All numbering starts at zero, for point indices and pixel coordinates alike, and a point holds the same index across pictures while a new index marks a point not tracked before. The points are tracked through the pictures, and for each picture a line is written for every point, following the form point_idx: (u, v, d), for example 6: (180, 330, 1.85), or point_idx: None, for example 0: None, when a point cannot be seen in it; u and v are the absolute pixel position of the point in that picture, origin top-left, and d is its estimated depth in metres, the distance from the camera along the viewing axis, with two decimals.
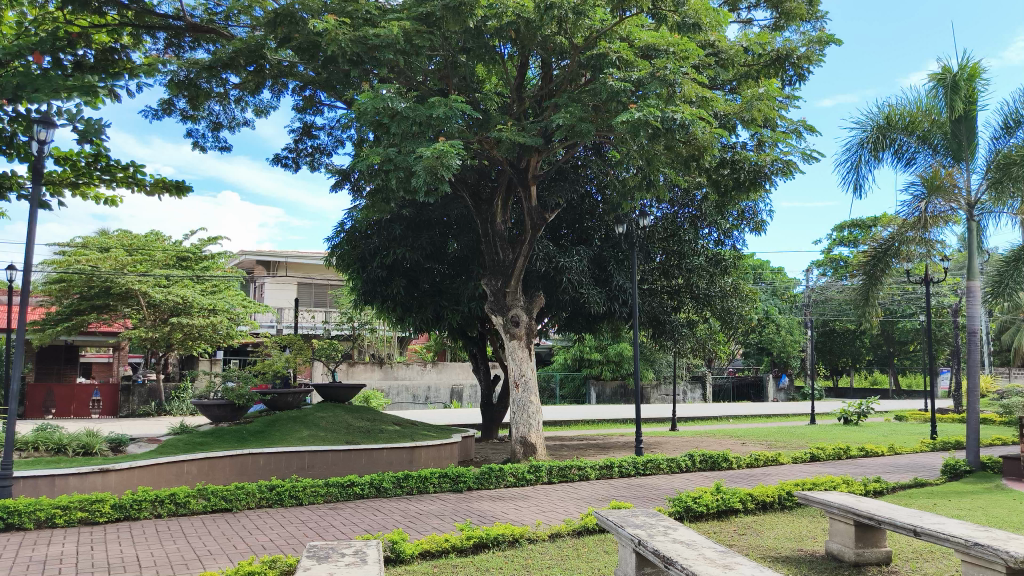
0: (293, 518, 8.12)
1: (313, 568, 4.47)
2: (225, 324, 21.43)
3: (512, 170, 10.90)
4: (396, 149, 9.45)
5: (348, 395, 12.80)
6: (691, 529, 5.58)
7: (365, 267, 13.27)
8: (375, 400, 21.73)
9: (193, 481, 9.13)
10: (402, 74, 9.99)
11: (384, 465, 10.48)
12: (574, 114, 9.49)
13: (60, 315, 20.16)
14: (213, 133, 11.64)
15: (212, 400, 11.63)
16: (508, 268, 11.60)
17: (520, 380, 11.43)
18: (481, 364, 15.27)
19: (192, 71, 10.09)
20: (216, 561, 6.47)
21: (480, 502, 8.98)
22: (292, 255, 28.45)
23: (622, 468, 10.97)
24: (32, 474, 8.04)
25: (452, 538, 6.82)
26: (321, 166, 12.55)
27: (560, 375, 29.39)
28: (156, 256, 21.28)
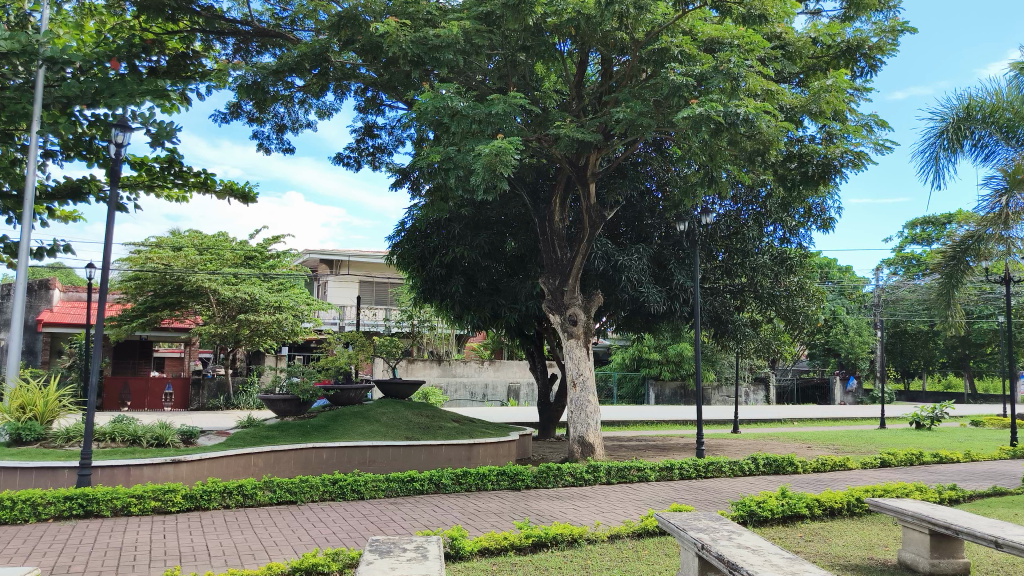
0: (355, 512, 8.27)
1: (376, 562, 4.52)
2: (290, 321, 21.98)
3: (571, 168, 10.85)
4: (456, 148, 9.52)
5: (408, 391, 12.95)
6: (756, 535, 5.46)
7: (425, 265, 13.41)
8: (434, 398, 21.97)
9: (260, 474, 9.38)
10: (462, 73, 10.05)
11: (443, 462, 10.55)
12: (635, 109, 9.40)
13: (136, 311, 21.05)
14: (278, 135, 11.92)
15: (278, 395, 11.94)
16: (566, 266, 11.54)
17: (577, 379, 11.37)
18: (539, 363, 15.23)
19: (259, 75, 10.36)
20: (281, 552, 6.65)
21: (539, 501, 8.97)
22: (355, 254, 29.02)
23: (683, 470, 10.80)
24: (108, 463, 8.38)
25: (511, 536, 6.83)
26: (382, 165, 12.73)
27: (619, 374, 29.18)
28: (225, 255, 21.91)
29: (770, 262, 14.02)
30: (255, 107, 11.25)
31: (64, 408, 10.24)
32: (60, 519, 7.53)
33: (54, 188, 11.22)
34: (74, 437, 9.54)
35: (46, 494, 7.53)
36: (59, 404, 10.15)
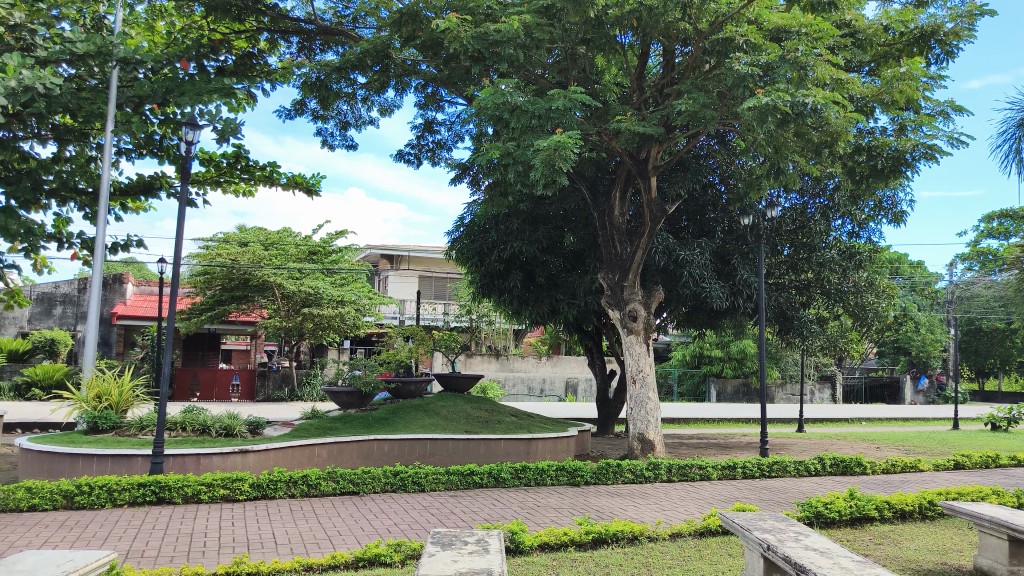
0: (415, 504, 8.36)
1: (438, 554, 4.55)
2: (352, 315, 22.36)
3: (632, 161, 10.73)
4: (516, 142, 9.52)
5: (467, 385, 13.04)
6: (825, 536, 5.30)
7: (483, 260, 13.46)
8: (492, 392, 22.10)
9: (324, 464, 9.57)
10: (522, 68, 10.02)
11: (502, 456, 10.56)
12: (697, 101, 9.24)
13: (204, 305, 21.74)
14: (341, 132, 12.11)
15: (341, 388, 12.12)
16: (626, 261, 11.41)
17: (637, 375, 11.24)
18: (597, 359, 15.13)
19: (323, 73, 10.61)
20: (345, 542, 6.76)
21: (599, 497, 8.90)
22: (414, 249, 29.36)
23: (746, 469, 10.59)
24: (179, 452, 8.66)
25: (571, 532, 6.80)
26: (442, 160, 12.81)
27: (680, 371, 28.85)
28: (290, 250, 22.36)
29: (838, 257, 13.63)
30: (319, 105, 11.46)
31: (138, 398, 10.60)
32: (134, 505, 7.81)
33: (128, 185, 11.63)
34: (146, 426, 9.86)
35: (121, 481, 7.82)
36: (133, 394, 10.51)
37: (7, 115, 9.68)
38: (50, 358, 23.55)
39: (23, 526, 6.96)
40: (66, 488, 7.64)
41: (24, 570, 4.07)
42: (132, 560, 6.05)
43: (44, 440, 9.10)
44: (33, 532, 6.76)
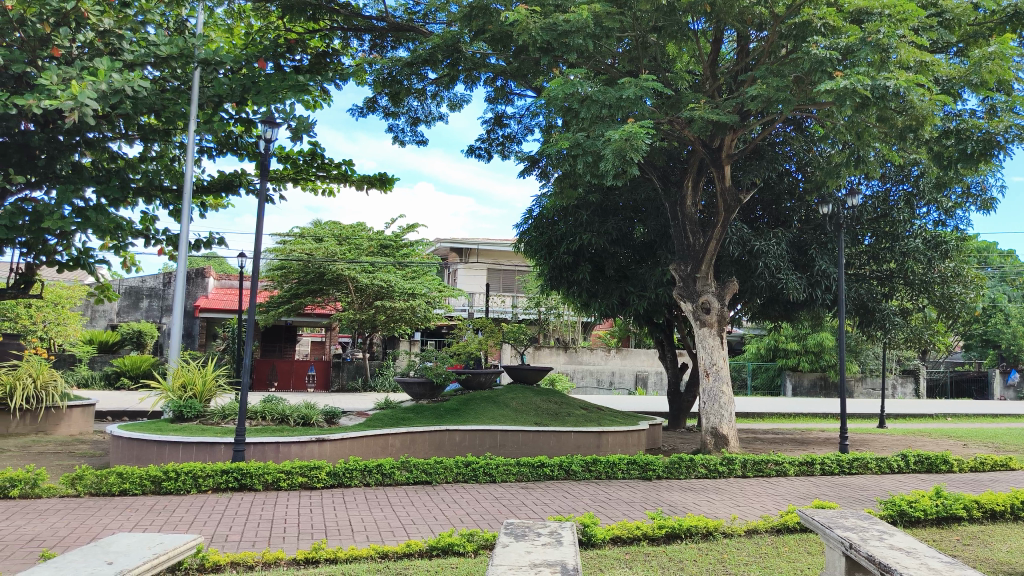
0: (487, 494, 8.43)
1: (512, 545, 4.55)
2: (423, 307, 22.64)
3: (705, 150, 10.52)
4: (585, 133, 9.44)
5: (536, 376, 13.05)
6: (911, 535, 5.10)
7: (552, 253, 13.45)
8: (560, 384, 22.11)
9: (397, 454, 9.77)
10: (591, 58, 9.91)
11: (572, 449, 10.50)
12: (772, 87, 8.98)
13: (282, 297, 22.45)
14: (412, 128, 12.25)
15: (412, 378, 12.31)
16: (699, 252, 11.21)
17: (711, 368, 11.02)
18: (668, 351, 14.93)
19: (394, 69, 10.90)
20: (419, 530, 6.87)
21: (671, 492, 8.79)
22: (484, 242, 29.57)
23: (825, 466, 10.29)
24: (259, 440, 8.94)
25: (644, 526, 6.74)
26: (511, 154, 12.83)
27: (754, 365, 28.21)
28: (363, 245, 22.49)
29: (923, 246, 13.09)
30: (390, 101, 11.62)
31: (220, 387, 11.01)
32: (218, 491, 8.12)
33: (210, 182, 12.06)
34: (228, 415, 10.21)
35: (206, 467, 8.13)
36: (216, 384, 10.91)
37: (97, 117, 10.15)
38: (138, 349, 24.72)
39: (115, 509, 7.32)
40: (154, 473, 7.98)
41: (118, 551, 4.27)
42: (216, 544, 6.28)
43: (133, 427, 9.52)
44: (125, 515, 7.09)
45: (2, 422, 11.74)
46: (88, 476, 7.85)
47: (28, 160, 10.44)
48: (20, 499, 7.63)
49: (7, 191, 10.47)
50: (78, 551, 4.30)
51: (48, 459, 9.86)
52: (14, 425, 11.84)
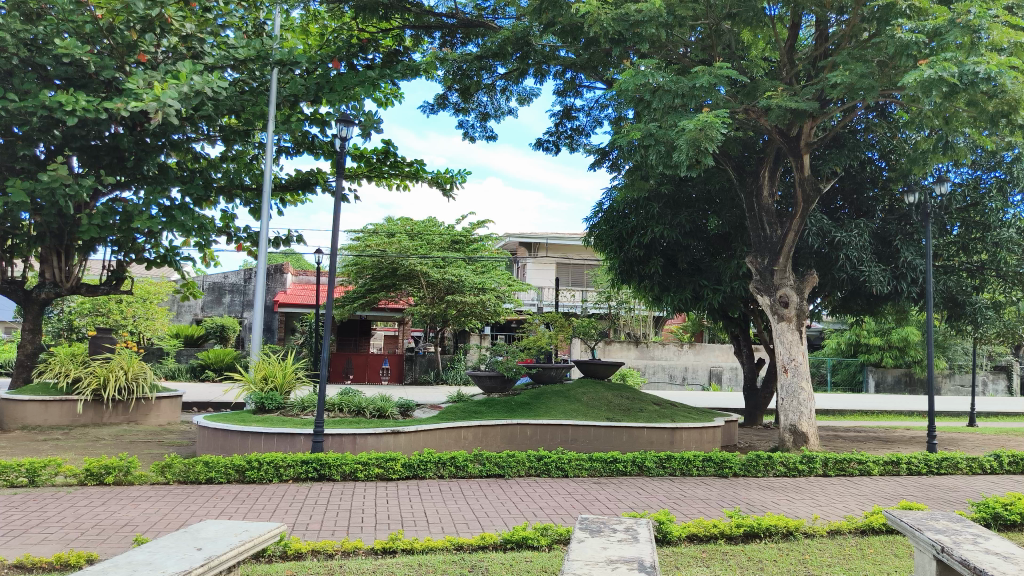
0: (560, 489, 8.41)
1: (587, 541, 4.52)
2: (493, 302, 22.74)
3: (782, 139, 10.22)
4: (657, 124, 9.28)
5: (607, 371, 12.93)
6: (1009, 541, 4.83)
7: (623, 247, 13.33)
8: (632, 379, 21.94)
9: (470, 447, 9.87)
10: (662, 47, 9.77)
11: (645, 445, 10.35)
12: (854, 72, 8.64)
13: (357, 293, 22.91)
14: (481, 123, 12.30)
15: (484, 371, 12.42)
16: (776, 244, 10.91)
17: (789, 364, 10.72)
18: (744, 346, 14.63)
19: (465, 64, 10.98)
20: (492, 523, 6.90)
21: (748, 490, 8.59)
22: (552, 236, 29.62)
23: (912, 466, 9.88)
24: (337, 432, 9.16)
25: (721, 524, 6.59)
26: (580, 146, 12.75)
27: (834, 360, 27.36)
28: (434, 240, 22.81)
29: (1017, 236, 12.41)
30: (461, 96, 11.69)
31: (299, 379, 11.31)
32: (298, 480, 8.36)
33: (287, 181, 12.59)
34: (307, 407, 10.47)
35: (286, 457, 8.38)
36: (295, 376, 11.23)
37: (181, 120, 10.56)
38: (221, 342, 25.66)
39: (202, 496, 7.60)
40: (238, 462, 8.25)
41: (206, 538, 4.43)
42: (297, 532, 6.46)
43: (218, 418, 9.86)
44: (211, 503, 7.36)
45: (96, 411, 12.32)
46: (176, 465, 8.16)
47: (117, 162, 10.97)
48: (114, 485, 8.00)
49: (99, 191, 11.02)
50: (169, 536, 4.47)
51: (140, 448, 10.32)
52: (107, 414, 12.42)
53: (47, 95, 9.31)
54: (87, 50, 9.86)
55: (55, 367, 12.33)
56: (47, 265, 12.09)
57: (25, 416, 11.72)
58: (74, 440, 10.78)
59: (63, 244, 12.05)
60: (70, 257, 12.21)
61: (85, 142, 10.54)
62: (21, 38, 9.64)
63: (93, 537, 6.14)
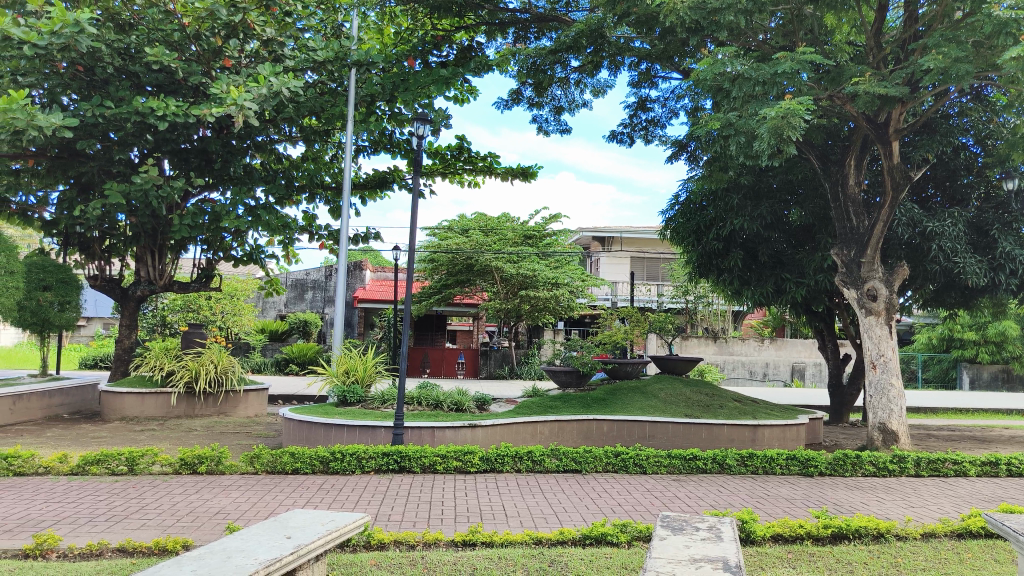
0: (638, 486, 8.33)
1: (670, 539, 4.45)
2: (567, 297, 22.69)
3: (869, 126, 9.83)
4: (737, 113, 9.05)
5: (685, 367, 12.72)
6: None
7: (700, 239, 13.06)
8: (711, 375, 21.55)
9: (546, 441, 9.91)
10: (741, 35, 9.56)
11: (726, 442, 10.13)
12: (948, 55, 8.22)
13: (433, 289, 23.26)
14: (556, 117, 12.27)
15: (559, 367, 12.39)
16: (863, 235, 10.52)
17: (878, 359, 10.31)
18: (829, 341, 14.16)
19: (539, 58, 10.97)
20: (571, 519, 6.88)
21: (835, 490, 8.32)
22: (627, 230, 29.32)
23: (1012, 467, 9.40)
24: (416, 425, 9.32)
25: (807, 525, 6.40)
26: (656, 138, 12.57)
27: (925, 356, 26.29)
28: (507, 235, 22.82)
29: None
30: (535, 91, 11.67)
31: (380, 373, 11.54)
32: (380, 472, 8.54)
33: (365, 179, 12.89)
34: (387, 400, 10.67)
35: (368, 450, 8.57)
36: (375, 370, 11.46)
37: (265, 121, 10.90)
38: (304, 337, 26.37)
39: (289, 486, 7.85)
40: (322, 454, 8.50)
41: (295, 526, 4.56)
42: (380, 522, 6.61)
43: (302, 411, 10.14)
44: (297, 493, 7.59)
45: (188, 404, 12.88)
46: (264, 456, 8.45)
47: (206, 164, 11.40)
48: (207, 474, 8.33)
49: (189, 193, 11.49)
50: (260, 524, 4.62)
51: (230, 438, 10.73)
52: (198, 406, 12.94)
53: (140, 101, 9.75)
54: (177, 57, 10.29)
55: (151, 360, 12.91)
56: (141, 264, 12.69)
57: (124, 409, 12.38)
58: (169, 431, 11.28)
59: (157, 244, 12.63)
60: (163, 256, 12.78)
61: (176, 146, 11.01)
62: (115, 48, 10.13)
63: (189, 524, 6.41)
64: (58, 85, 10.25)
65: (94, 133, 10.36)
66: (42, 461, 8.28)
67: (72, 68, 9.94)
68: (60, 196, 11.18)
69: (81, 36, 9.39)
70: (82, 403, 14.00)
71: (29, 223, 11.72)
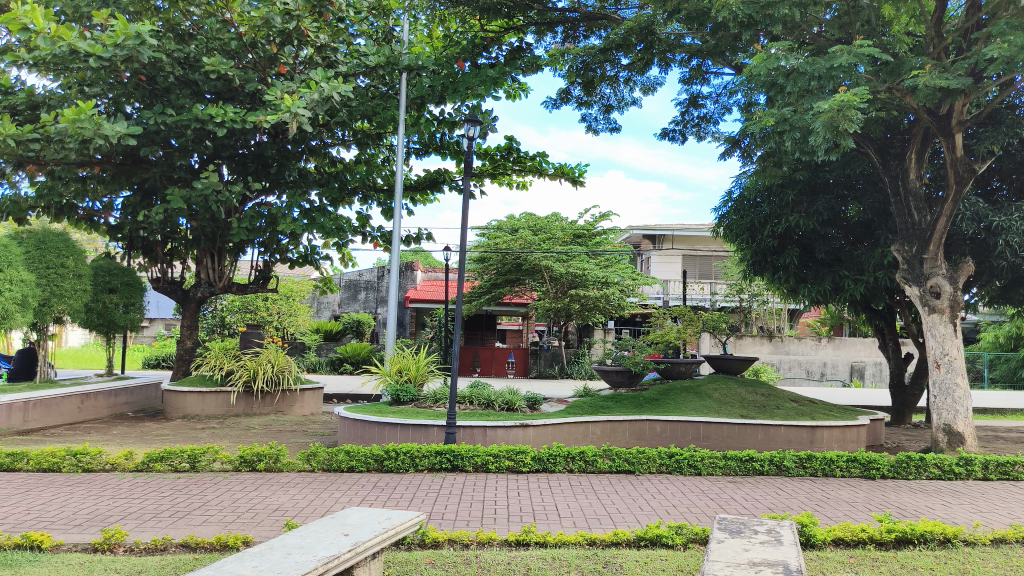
0: (693, 487, 8.23)
1: (728, 541, 4.39)
2: (617, 295, 22.52)
3: (931, 118, 9.54)
4: (792, 108, 8.87)
5: (740, 367, 12.51)
6: None
7: (754, 237, 12.84)
8: (767, 374, 21.18)
9: (598, 442, 9.86)
10: (796, 28, 9.37)
11: (782, 444, 9.93)
12: (1014, 43, 7.92)
13: (483, 288, 23.39)
14: (605, 115, 12.20)
15: (611, 367, 12.33)
16: (925, 230, 10.21)
17: (942, 359, 9.99)
18: (889, 340, 13.79)
19: (588, 57, 10.93)
20: (625, 520, 6.83)
21: (899, 493, 8.09)
22: (678, 228, 29.01)
23: None
24: (468, 424, 9.38)
25: (870, 529, 6.24)
26: (708, 134, 12.41)
27: (992, 355, 25.39)
28: (557, 234, 22.76)
29: None
30: (585, 90, 11.62)
31: (432, 372, 11.65)
32: (433, 471, 8.61)
33: (417, 181, 13.02)
34: (439, 399, 10.74)
35: (421, 448, 8.65)
36: (428, 369, 11.57)
37: (318, 126, 11.12)
38: (357, 337, 26.75)
39: (345, 484, 7.98)
40: (377, 452, 8.62)
41: (352, 525, 4.62)
42: (434, 521, 6.66)
43: (357, 409, 10.29)
44: (353, 490, 7.71)
45: (247, 403, 13.16)
46: (320, 454, 8.62)
47: (262, 168, 11.65)
48: (266, 472, 8.53)
49: (246, 197, 11.77)
50: (318, 523, 4.70)
51: (288, 436, 10.96)
52: (256, 405, 13.24)
53: (199, 108, 10.02)
54: (233, 65, 10.55)
55: (211, 360, 13.25)
56: (201, 266, 13.05)
57: (186, 407, 12.72)
58: (228, 429, 11.57)
59: (216, 247, 12.98)
60: (222, 259, 13.13)
61: (233, 151, 11.29)
62: (175, 58, 10.43)
63: (249, 521, 6.56)
64: (122, 94, 10.60)
65: (155, 140, 10.69)
66: (109, 457, 8.57)
67: (135, 78, 10.27)
68: (124, 202, 11.57)
69: (142, 48, 9.67)
70: (146, 402, 14.46)
71: (95, 228, 12.15)
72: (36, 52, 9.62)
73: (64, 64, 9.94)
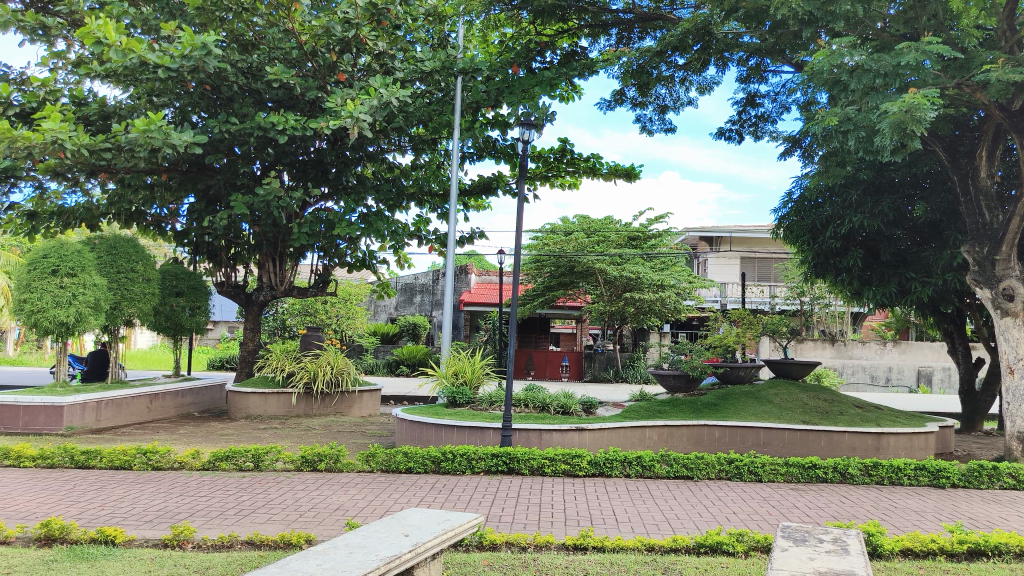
0: (754, 494, 8.09)
1: (792, 550, 4.29)
2: (673, 299, 22.27)
3: (1002, 114, 9.21)
4: (856, 107, 8.66)
5: (801, 372, 12.20)
6: None
7: (816, 238, 12.56)
8: (829, 379, 20.69)
9: (655, 446, 9.78)
10: (858, 24, 9.13)
11: (846, 451, 9.69)
12: None
13: (537, 291, 23.47)
14: (660, 116, 12.10)
15: (668, 371, 12.21)
16: (997, 231, 9.85)
17: (1016, 364, 9.63)
18: (959, 344, 13.30)
19: (643, 57, 10.85)
20: (684, 526, 6.76)
21: (970, 503, 7.80)
22: (736, 229, 28.53)
23: None
24: (524, 427, 9.41)
25: (940, 539, 6.04)
26: (766, 134, 12.19)
27: None
28: (611, 237, 22.59)
29: None
30: (640, 91, 11.54)
31: (488, 375, 11.70)
32: (490, 473, 8.66)
33: (472, 185, 13.11)
34: (496, 401, 10.79)
35: (478, 450, 8.71)
36: (485, 372, 11.63)
37: (376, 131, 11.30)
38: (413, 339, 27.05)
39: (403, 485, 8.08)
40: (434, 454, 8.70)
41: (412, 525, 4.68)
42: (492, 523, 6.69)
43: (415, 411, 10.41)
44: (411, 491, 7.80)
45: (307, 403, 13.44)
46: (379, 455, 8.75)
47: (321, 174, 11.88)
48: (327, 472, 8.70)
49: (307, 202, 12.03)
50: (380, 523, 4.76)
51: (348, 437, 11.14)
52: (316, 406, 13.52)
53: (261, 116, 10.28)
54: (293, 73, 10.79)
55: (273, 362, 13.57)
56: (264, 270, 13.39)
57: (249, 407, 13.06)
58: (290, 429, 11.83)
59: (277, 252, 13.31)
60: (283, 263, 13.45)
61: (294, 158, 11.55)
62: (238, 67, 10.72)
63: (311, 520, 6.69)
64: (189, 104, 10.94)
65: (220, 148, 11.01)
66: (177, 456, 8.84)
67: (200, 88, 10.59)
68: (191, 208, 11.93)
69: (207, 58, 9.97)
70: (212, 403, 14.89)
71: (163, 234, 12.56)
72: (108, 65, 10.00)
73: (134, 75, 10.30)
